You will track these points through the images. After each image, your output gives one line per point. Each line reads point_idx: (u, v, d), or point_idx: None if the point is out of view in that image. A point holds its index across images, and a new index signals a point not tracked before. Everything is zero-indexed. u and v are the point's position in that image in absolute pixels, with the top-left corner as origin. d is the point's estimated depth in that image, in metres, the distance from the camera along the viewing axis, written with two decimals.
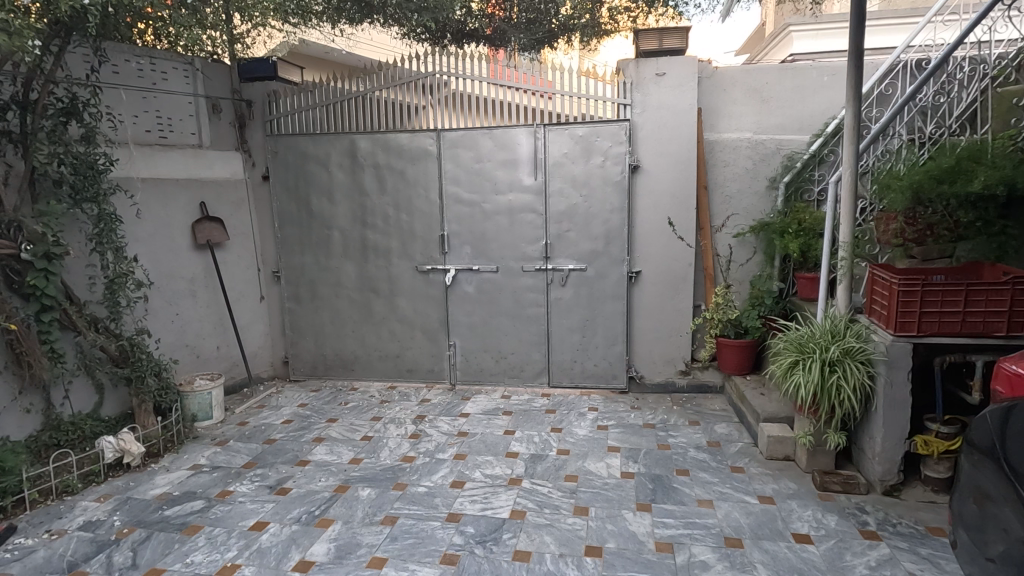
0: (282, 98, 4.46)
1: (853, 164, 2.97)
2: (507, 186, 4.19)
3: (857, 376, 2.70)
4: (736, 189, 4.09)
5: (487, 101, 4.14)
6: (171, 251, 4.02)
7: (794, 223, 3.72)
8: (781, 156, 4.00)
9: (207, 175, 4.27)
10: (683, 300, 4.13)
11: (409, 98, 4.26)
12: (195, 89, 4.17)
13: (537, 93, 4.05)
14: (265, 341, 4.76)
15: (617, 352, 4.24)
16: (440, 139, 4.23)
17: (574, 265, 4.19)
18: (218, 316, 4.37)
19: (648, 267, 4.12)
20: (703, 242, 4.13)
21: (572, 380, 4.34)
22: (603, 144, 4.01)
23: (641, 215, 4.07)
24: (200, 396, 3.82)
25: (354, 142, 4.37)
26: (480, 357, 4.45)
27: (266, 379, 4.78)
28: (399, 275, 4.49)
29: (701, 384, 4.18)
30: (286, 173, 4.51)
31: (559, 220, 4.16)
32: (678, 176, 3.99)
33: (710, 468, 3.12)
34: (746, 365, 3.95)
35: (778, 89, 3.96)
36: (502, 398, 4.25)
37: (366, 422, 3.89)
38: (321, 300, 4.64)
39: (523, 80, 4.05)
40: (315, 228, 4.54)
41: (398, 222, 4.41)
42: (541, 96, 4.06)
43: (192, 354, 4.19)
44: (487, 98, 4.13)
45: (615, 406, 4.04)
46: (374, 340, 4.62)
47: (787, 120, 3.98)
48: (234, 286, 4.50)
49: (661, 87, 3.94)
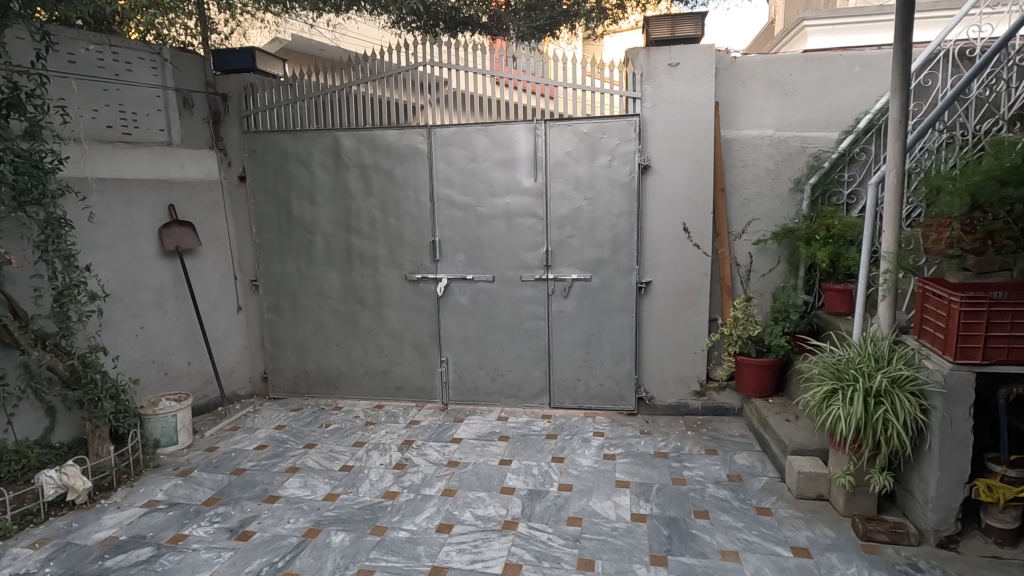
0: (259, 93, 4.10)
1: (899, 164, 2.59)
2: (504, 189, 3.83)
3: (908, 411, 2.32)
4: (756, 191, 3.70)
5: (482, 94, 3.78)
6: (135, 258, 3.67)
7: (823, 229, 3.39)
8: (806, 155, 3.63)
9: (177, 176, 3.92)
10: (698, 313, 3.74)
11: (397, 92, 3.90)
12: (164, 81, 3.83)
13: (537, 86, 3.69)
14: (243, 355, 4.40)
15: (625, 370, 3.86)
16: (431, 136, 3.87)
17: (577, 274, 3.81)
18: (188, 330, 4.00)
19: (659, 277, 3.75)
20: (721, 249, 3.74)
21: (576, 401, 3.96)
22: (609, 141, 3.64)
23: (651, 219, 3.70)
24: (164, 420, 3.46)
25: (338, 139, 4.00)
26: (475, 374, 4.08)
27: (244, 396, 4.42)
28: (387, 285, 4.12)
29: (718, 407, 3.79)
30: (264, 173, 4.15)
31: (562, 226, 3.78)
32: (693, 177, 3.61)
33: (733, 509, 2.73)
34: (767, 387, 3.57)
35: (803, 82, 3.59)
36: (498, 421, 3.88)
37: (346, 449, 3.52)
38: (303, 311, 4.27)
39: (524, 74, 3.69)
40: (296, 232, 4.18)
41: (385, 227, 4.05)
42: (541, 89, 3.70)
43: (159, 371, 3.83)
44: (482, 92, 3.77)
45: (622, 431, 3.66)
46: (359, 355, 4.24)
47: (813, 116, 3.60)
48: (207, 295, 4.14)
49: (673, 78, 3.57)
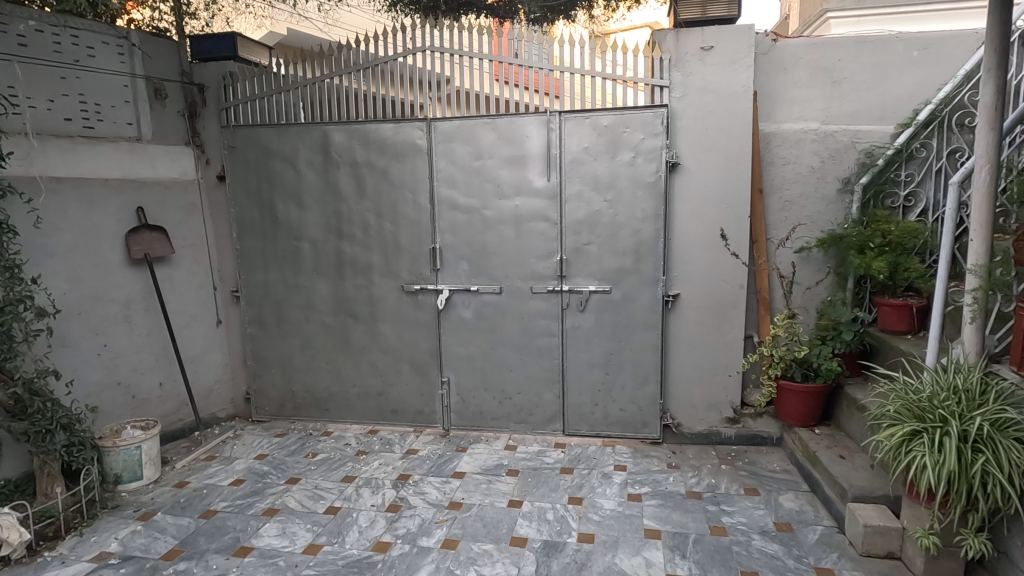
0: (239, 82, 3.69)
1: (993, 160, 2.16)
2: (513, 189, 3.40)
3: (1014, 462, 1.90)
4: (800, 192, 3.27)
5: (489, 85, 3.36)
6: (97, 267, 3.26)
7: (878, 236, 2.99)
8: (856, 151, 3.20)
9: (147, 174, 3.51)
10: (732, 330, 3.31)
11: (394, 83, 3.49)
12: (132, 69, 3.42)
13: (546, 78, 3.29)
14: (223, 373, 3.98)
15: (648, 394, 3.43)
16: (432, 131, 3.45)
17: (595, 286, 3.38)
18: (159, 347, 3.58)
19: (689, 289, 3.32)
20: (758, 259, 3.31)
21: (593, 428, 3.53)
22: (632, 135, 3.21)
23: (679, 224, 3.27)
24: (126, 453, 3.03)
25: (327, 134, 3.59)
26: (480, 397, 3.65)
27: (224, 419, 4.00)
28: (382, 296, 3.69)
29: (753, 436, 3.36)
30: (245, 173, 3.73)
31: (578, 231, 3.35)
32: (729, 177, 3.18)
33: (788, 570, 2.30)
34: (813, 415, 3.13)
35: (854, 69, 3.16)
36: (506, 450, 3.45)
37: (334, 485, 3.09)
38: (289, 325, 3.86)
39: (529, 79, 3.28)
40: (281, 239, 3.76)
41: (380, 232, 3.62)
42: (554, 84, 3.30)
43: (125, 394, 3.41)
44: (486, 84, 3.37)
45: (647, 465, 3.23)
46: (351, 374, 3.82)
47: (864, 106, 3.18)
48: (182, 308, 3.72)
49: (706, 64, 3.13)
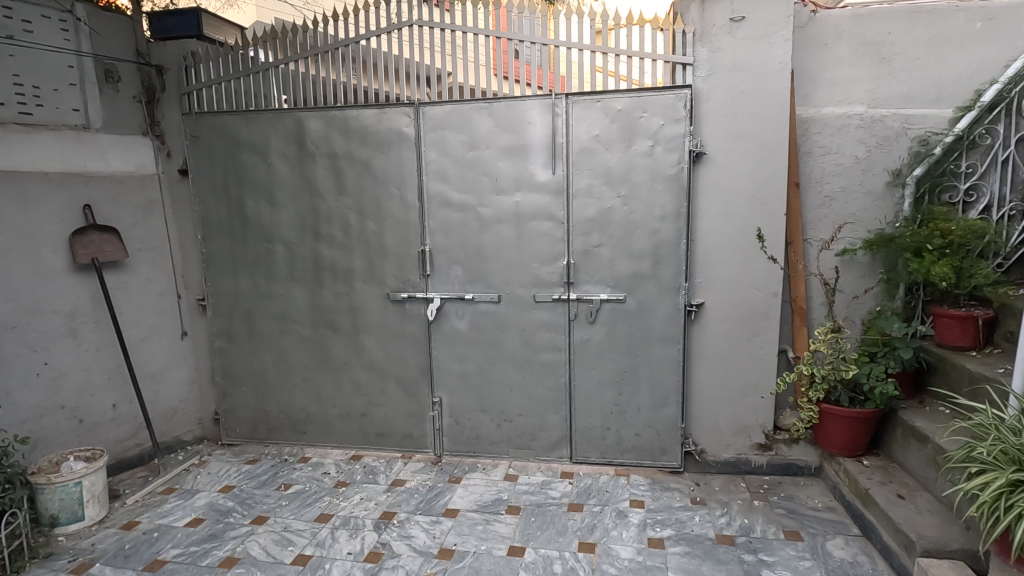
0: (201, 63, 3.27)
1: None
2: (513, 184, 2.98)
3: None
4: (841, 186, 2.85)
5: (489, 81, 2.98)
6: (34, 275, 2.84)
7: (938, 236, 2.57)
8: (909, 139, 2.77)
9: (97, 168, 3.08)
10: (764, 344, 2.89)
11: (377, 75, 3.07)
12: (77, 47, 2.99)
13: (548, 75, 2.87)
14: (189, 391, 3.55)
15: (667, 417, 3.01)
16: (420, 117, 3.02)
17: (607, 294, 2.96)
18: (111, 364, 3.15)
19: (714, 297, 2.90)
20: (794, 263, 2.88)
21: (605, 455, 3.11)
22: (650, 121, 2.79)
23: (704, 223, 2.85)
24: (63, 491, 2.60)
25: (302, 121, 3.16)
26: (476, 420, 3.23)
27: (190, 443, 3.57)
28: (365, 305, 3.27)
29: (788, 465, 2.94)
30: (210, 166, 3.31)
31: (587, 231, 2.93)
32: (762, 168, 2.75)
33: None
34: (860, 444, 2.71)
35: (907, 43, 2.74)
36: (506, 482, 3.03)
37: (306, 527, 2.67)
38: (261, 338, 3.43)
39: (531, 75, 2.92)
40: (251, 241, 3.34)
41: (362, 233, 3.20)
42: (549, 79, 2.87)
43: (71, 418, 2.99)
44: (484, 79, 2.97)
45: (668, 500, 2.80)
46: (331, 393, 3.40)
47: (918, 86, 2.76)
48: (140, 319, 3.29)
49: (737, 37, 2.70)
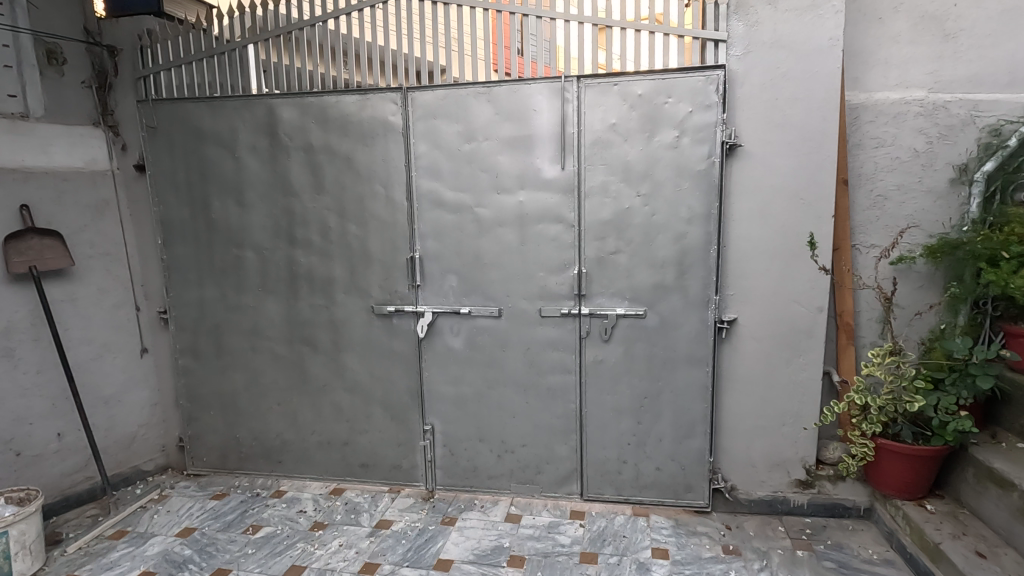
0: (160, 42, 2.86)
1: None
2: (515, 181, 2.58)
3: None
4: (897, 183, 2.45)
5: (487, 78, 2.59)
6: None
7: (1014, 242, 2.16)
8: (977, 129, 2.38)
9: (38, 163, 2.68)
10: (807, 367, 2.49)
11: (361, 62, 2.69)
12: (13, 22, 2.59)
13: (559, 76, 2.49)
14: (151, 415, 3.15)
15: (693, 450, 2.61)
16: (408, 105, 2.63)
17: (624, 308, 2.57)
18: (55, 387, 2.75)
19: (748, 312, 2.50)
20: (841, 272, 2.49)
21: (621, 492, 2.71)
22: (676, 108, 2.39)
23: (737, 225, 2.45)
24: None
25: (274, 110, 2.76)
26: (474, 450, 2.84)
27: (152, 473, 3.17)
28: (347, 319, 2.87)
29: (834, 506, 2.54)
30: (171, 160, 2.91)
31: (602, 236, 2.53)
32: (807, 162, 2.36)
33: None
34: (920, 485, 2.32)
35: (976, 16, 2.35)
36: (507, 523, 2.63)
37: None
38: (231, 356, 3.03)
39: (533, 72, 2.50)
40: (218, 246, 2.94)
41: (343, 237, 2.80)
42: None
43: (5, 452, 2.59)
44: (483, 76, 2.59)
45: (696, 548, 2.41)
46: (309, 418, 3.00)
47: (988, 67, 2.38)
48: (91, 335, 2.89)
49: (778, 8, 2.31)
